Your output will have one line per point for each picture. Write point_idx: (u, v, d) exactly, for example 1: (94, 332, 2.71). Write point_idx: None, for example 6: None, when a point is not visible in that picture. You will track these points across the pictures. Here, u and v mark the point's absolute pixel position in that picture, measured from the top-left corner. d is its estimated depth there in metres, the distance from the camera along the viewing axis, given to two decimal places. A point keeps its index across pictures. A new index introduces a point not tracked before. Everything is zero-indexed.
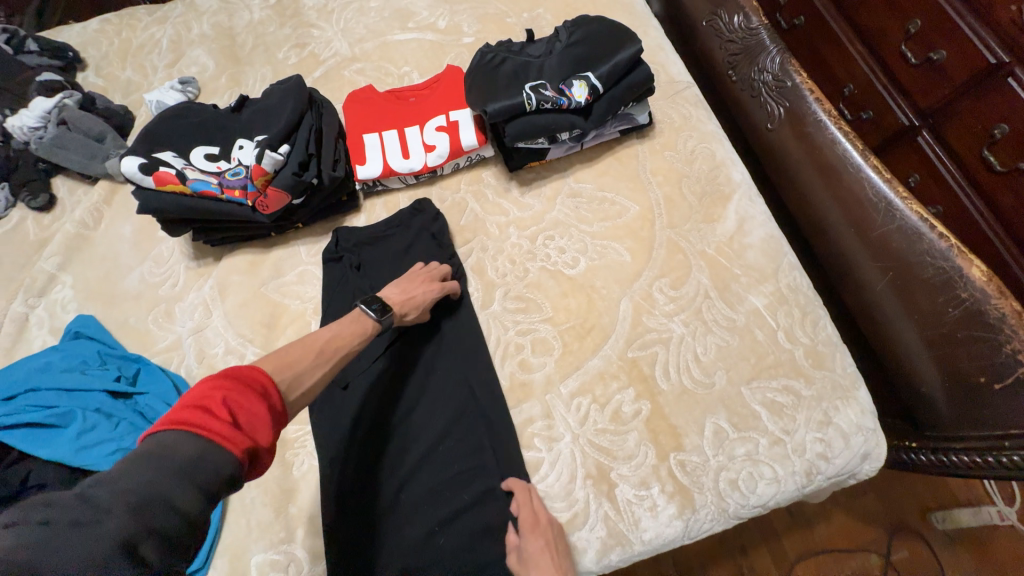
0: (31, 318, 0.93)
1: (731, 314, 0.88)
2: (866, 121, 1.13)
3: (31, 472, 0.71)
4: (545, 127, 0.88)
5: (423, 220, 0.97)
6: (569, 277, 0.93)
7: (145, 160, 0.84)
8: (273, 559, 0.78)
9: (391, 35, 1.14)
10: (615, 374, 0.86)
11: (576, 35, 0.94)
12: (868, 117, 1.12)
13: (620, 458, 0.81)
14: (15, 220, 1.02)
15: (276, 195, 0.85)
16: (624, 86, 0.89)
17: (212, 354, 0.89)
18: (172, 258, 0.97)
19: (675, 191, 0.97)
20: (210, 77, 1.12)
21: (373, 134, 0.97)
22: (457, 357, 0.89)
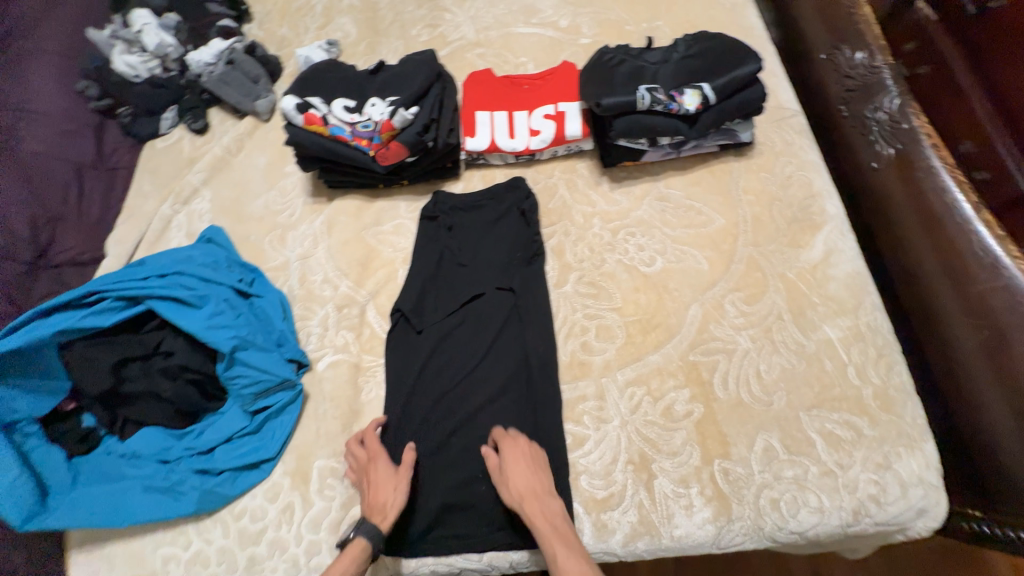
0: (174, 220, 1.09)
1: (803, 339, 0.88)
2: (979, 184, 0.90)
3: (164, 339, 0.87)
4: (651, 128, 0.93)
5: (515, 198, 1.03)
6: (643, 274, 0.96)
7: (300, 101, 0.98)
8: (333, 467, 0.86)
9: (515, 27, 1.24)
10: (673, 373, 0.88)
11: (694, 48, 0.98)
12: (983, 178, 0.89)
13: (664, 453, 0.83)
14: (175, 137, 1.19)
15: (397, 150, 0.95)
16: (734, 101, 0.92)
17: (312, 280, 1.01)
18: (294, 192, 1.10)
19: (765, 212, 0.98)
20: (351, 42, 1.26)
21: (486, 112, 1.06)
22: (524, 326, 0.93)
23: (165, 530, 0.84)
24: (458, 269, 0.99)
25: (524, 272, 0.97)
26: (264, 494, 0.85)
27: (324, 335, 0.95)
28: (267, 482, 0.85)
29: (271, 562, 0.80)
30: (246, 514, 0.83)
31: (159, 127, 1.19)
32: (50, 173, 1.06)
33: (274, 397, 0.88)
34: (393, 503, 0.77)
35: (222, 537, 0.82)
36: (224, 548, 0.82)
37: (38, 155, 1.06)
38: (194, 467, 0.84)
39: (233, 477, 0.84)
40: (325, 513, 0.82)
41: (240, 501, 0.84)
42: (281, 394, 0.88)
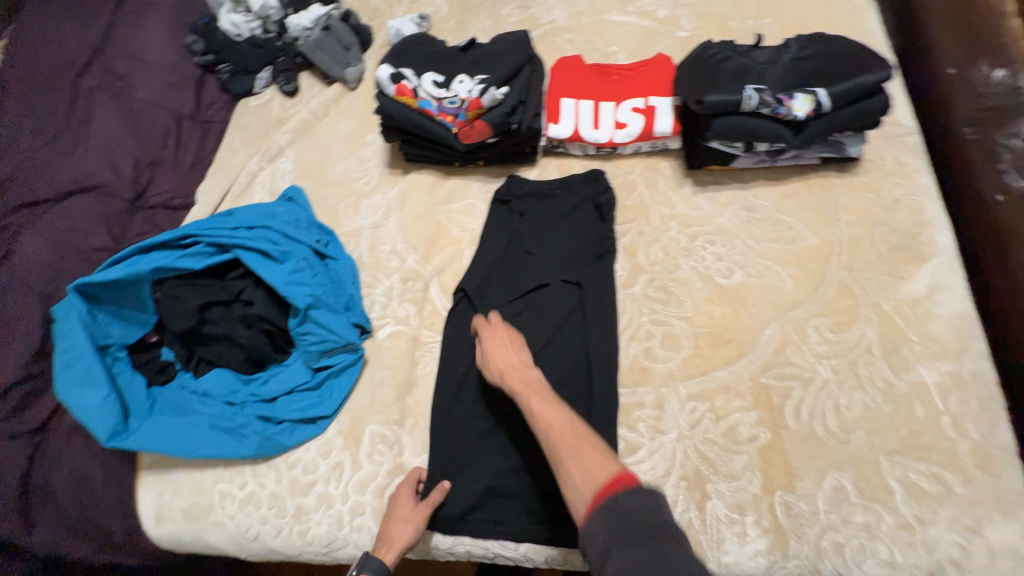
0: (258, 176, 1.14)
1: (892, 378, 0.80)
2: None
3: (244, 289, 0.91)
4: (751, 131, 0.88)
5: (593, 190, 1.00)
6: (719, 285, 0.91)
7: (394, 72, 0.99)
8: (384, 434, 0.88)
9: (610, 15, 1.19)
10: (740, 393, 0.83)
11: (810, 49, 0.90)
12: None
13: (721, 474, 0.79)
14: (267, 97, 1.24)
15: (480, 129, 0.95)
16: (849, 112, 0.85)
17: (381, 249, 1.02)
18: (372, 161, 1.12)
19: (864, 235, 0.90)
20: (441, 18, 1.25)
21: (572, 99, 1.03)
22: (586, 324, 0.90)
23: (225, 467, 0.89)
24: (525, 257, 0.98)
25: (593, 268, 0.94)
26: (317, 449, 0.88)
27: (388, 304, 0.97)
28: (320, 438, 0.89)
29: (317, 514, 0.84)
30: (299, 465, 0.87)
31: (254, 86, 1.24)
32: (153, 120, 1.14)
33: (336, 358, 0.91)
34: (400, 540, 0.75)
35: (276, 483, 0.86)
36: (276, 493, 0.86)
37: (146, 103, 1.14)
38: (258, 412, 0.89)
39: (291, 428, 0.88)
40: (372, 477, 0.85)
41: (294, 451, 0.88)
42: (343, 356, 0.91)
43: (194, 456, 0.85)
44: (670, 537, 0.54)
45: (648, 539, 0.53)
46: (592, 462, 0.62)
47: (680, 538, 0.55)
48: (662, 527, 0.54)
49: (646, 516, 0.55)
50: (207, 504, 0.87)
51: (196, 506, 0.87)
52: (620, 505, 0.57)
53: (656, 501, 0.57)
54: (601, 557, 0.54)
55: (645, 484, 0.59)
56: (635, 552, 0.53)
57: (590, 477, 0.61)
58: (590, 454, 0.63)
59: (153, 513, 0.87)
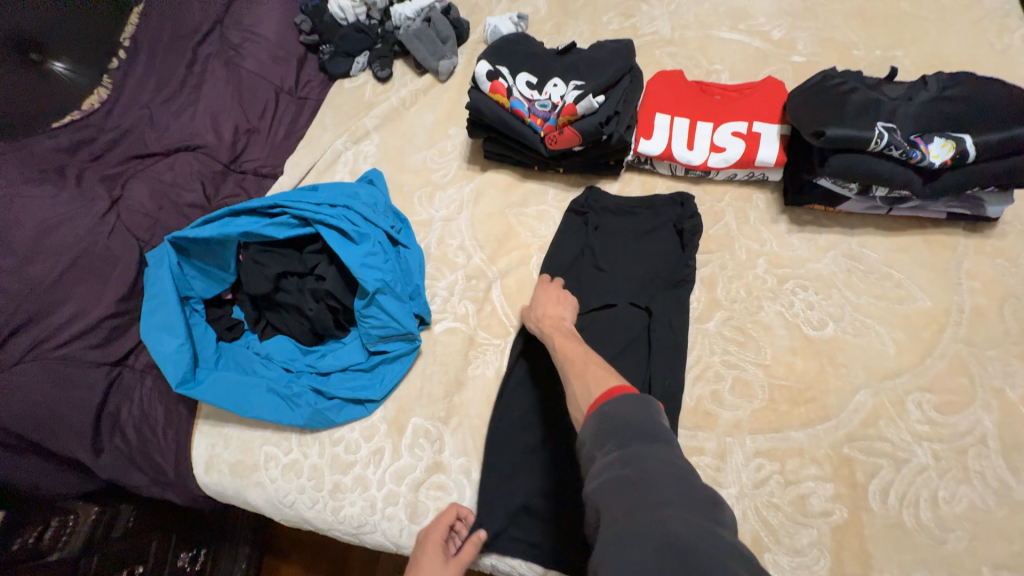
0: (342, 156, 1.18)
1: (1009, 479, 0.69)
2: None
3: (319, 264, 0.92)
4: (874, 174, 0.79)
5: (679, 213, 0.94)
6: (806, 336, 0.83)
7: (491, 68, 0.98)
8: (427, 429, 0.87)
9: (718, 31, 1.12)
10: (817, 460, 0.74)
11: (955, 89, 0.79)
12: None
13: (784, 547, 0.71)
14: (360, 81, 1.28)
15: (570, 136, 0.91)
16: (995, 168, 0.75)
17: (449, 243, 1.02)
18: (451, 154, 1.12)
19: (992, 307, 0.79)
20: (539, 18, 1.23)
21: (668, 115, 0.97)
22: (651, 354, 0.85)
23: (274, 431, 0.92)
24: (594, 273, 0.94)
25: (665, 296, 0.89)
26: (361, 431, 0.88)
27: (448, 300, 0.97)
28: (366, 420, 0.89)
29: (352, 495, 0.84)
30: (342, 443, 0.88)
31: (350, 69, 1.28)
32: (256, 90, 1.20)
33: (392, 345, 0.91)
34: None
35: (318, 456, 0.88)
36: (317, 467, 0.87)
37: (252, 74, 1.21)
38: (312, 384, 0.90)
39: (340, 406, 0.89)
40: (410, 470, 0.84)
41: (340, 429, 0.89)
42: (400, 344, 0.90)
43: (248, 416, 0.88)
44: (661, 438, 0.53)
45: (628, 435, 0.54)
46: (597, 378, 0.67)
47: (673, 444, 0.54)
48: (652, 428, 0.55)
49: (636, 416, 0.56)
50: (253, 463, 0.90)
51: (243, 463, 0.91)
52: (608, 407, 0.59)
53: (645, 404, 0.58)
54: (591, 453, 0.56)
55: (639, 392, 0.60)
56: (623, 445, 0.54)
57: (591, 390, 0.65)
58: (596, 375, 0.67)
59: (205, 460, 0.93)
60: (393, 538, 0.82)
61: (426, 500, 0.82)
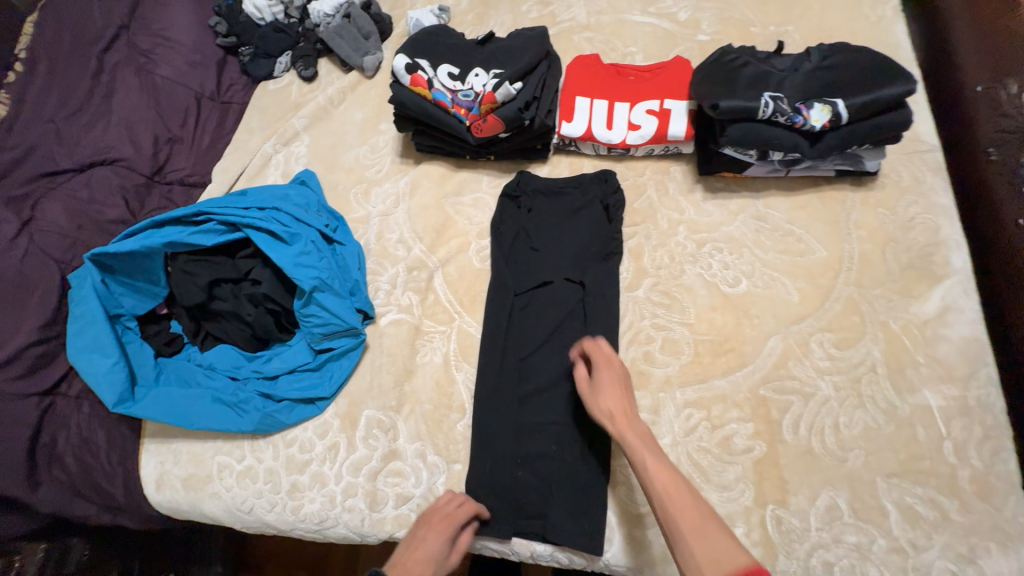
0: (273, 159, 1.16)
1: (896, 400, 0.79)
2: None
3: (253, 269, 0.92)
4: (766, 139, 0.86)
5: (604, 190, 0.99)
6: (724, 294, 0.90)
7: (410, 61, 0.99)
8: (380, 419, 0.89)
9: (630, 15, 1.17)
10: (738, 403, 0.82)
11: (831, 60, 0.88)
12: None
13: (713, 484, 0.78)
14: (285, 81, 1.26)
15: (493, 123, 0.95)
16: (866, 127, 0.84)
17: (388, 238, 1.03)
18: (384, 150, 1.13)
19: (876, 252, 0.88)
20: (460, 10, 1.25)
21: (587, 98, 1.01)
22: (588, 325, 0.90)
23: (225, 440, 0.91)
24: (530, 254, 0.98)
25: (596, 269, 0.94)
26: (314, 429, 0.89)
27: (391, 292, 0.98)
28: (318, 418, 0.90)
29: (311, 493, 0.86)
30: (296, 444, 0.89)
31: (272, 70, 1.25)
32: (174, 97, 1.16)
33: (337, 341, 0.92)
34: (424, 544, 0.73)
35: (272, 459, 0.88)
36: (272, 469, 0.88)
37: (167, 80, 1.16)
38: (259, 389, 0.90)
39: (290, 408, 0.89)
40: (366, 461, 0.86)
41: (292, 430, 0.90)
42: (345, 340, 0.91)
43: (195, 428, 0.87)
44: None
45: None
46: (717, 544, 0.58)
47: None
48: None
49: None
50: (206, 475, 0.90)
51: (195, 476, 0.90)
52: None
53: None
54: None
55: None
56: None
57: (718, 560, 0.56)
58: (714, 536, 0.59)
59: (155, 479, 0.91)
60: (355, 529, 0.84)
61: (385, 488, 0.85)
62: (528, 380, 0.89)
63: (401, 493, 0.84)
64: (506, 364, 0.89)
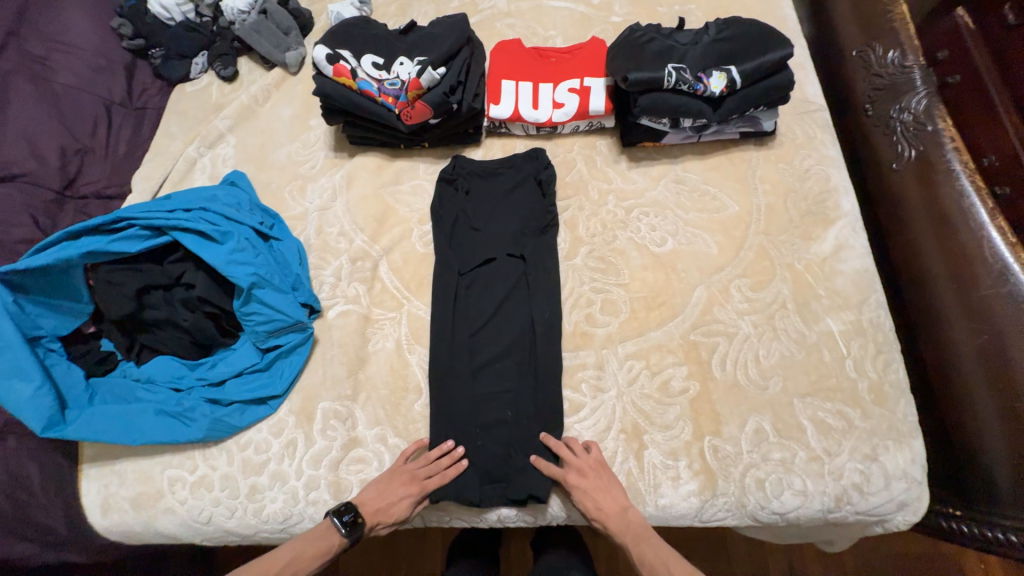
0: (198, 163, 1.12)
1: (804, 329, 0.89)
2: (1001, 202, 0.85)
3: (185, 271, 0.89)
4: (674, 107, 0.94)
5: (534, 167, 1.04)
6: (653, 254, 0.97)
7: (331, 52, 1.00)
8: (337, 409, 0.89)
9: (547, 0, 1.23)
10: (672, 350, 0.89)
11: (725, 32, 0.97)
12: (1002, 195, 0.85)
13: (657, 425, 0.85)
14: (204, 82, 1.21)
15: (422, 109, 0.97)
16: (757, 90, 0.94)
17: (328, 232, 1.03)
18: (316, 145, 1.12)
19: (780, 202, 0.99)
20: (381, 2, 1.25)
21: (512, 80, 1.06)
22: (531, 294, 0.94)
23: (174, 452, 0.88)
24: (471, 233, 1.01)
25: (534, 241, 0.98)
26: (269, 429, 0.88)
27: (337, 285, 0.98)
28: (273, 417, 0.89)
29: (272, 492, 0.85)
30: (251, 445, 0.87)
31: (189, 72, 1.21)
32: (79, 105, 1.09)
33: (285, 337, 0.91)
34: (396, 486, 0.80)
35: (227, 465, 0.87)
36: (228, 475, 0.86)
37: (69, 88, 1.09)
38: (206, 395, 0.88)
39: (240, 410, 0.88)
40: (326, 452, 0.87)
41: (246, 432, 0.88)
42: (292, 335, 0.91)
43: (139, 443, 0.84)
44: None
45: None
46: None
47: None
48: None
49: None
50: (156, 491, 0.86)
51: (146, 493, 0.87)
52: None
53: None
54: None
55: None
56: None
57: None
58: None
59: (100, 504, 0.87)
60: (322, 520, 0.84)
61: (348, 475, 0.85)
62: (480, 353, 0.92)
63: (364, 479, 0.85)
64: (457, 341, 0.92)
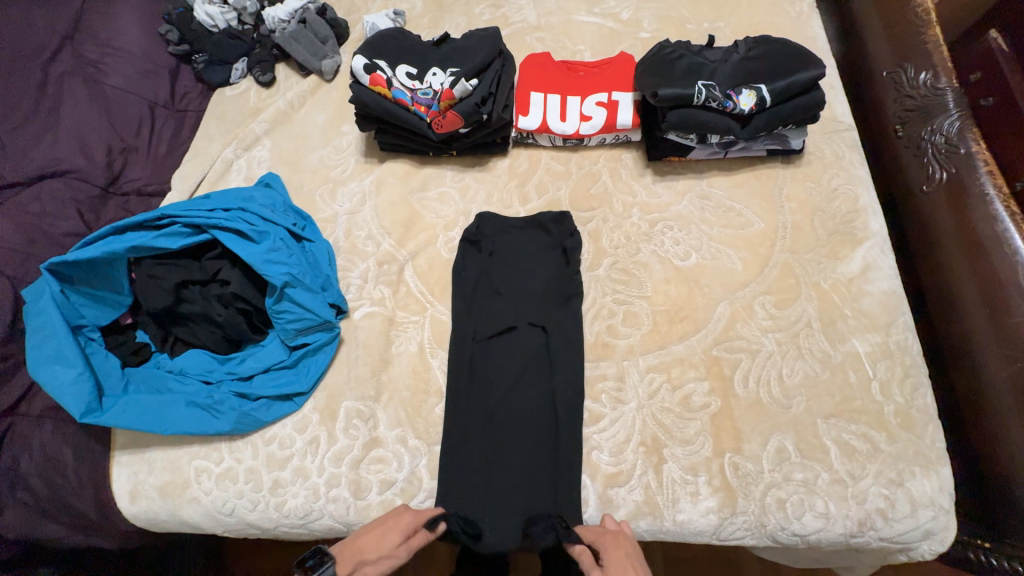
0: (234, 164, 1.16)
1: (829, 349, 0.88)
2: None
3: (221, 269, 0.92)
4: (702, 123, 0.95)
5: (560, 233, 1.02)
6: (676, 267, 0.97)
7: (368, 62, 1.03)
8: (359, 409, 0.91)
9: (577, 15, 1.25)
10: (694, 364, 0.89)
11: (756, 50, 0.98)
12: None
13: (676, 440, 0.85)
14: (243, 87, 1.26)
15: (453, 119, 1.00)
16: (787, 109, 0.94)
17: (357, 235, 1.05)
18: (348, 150, 1.15)
19: (806, 221, 0.98)
20: (415, 14, 1.28)
21: (541, 93, 1.08)
22: (551, 367, 0.92)
23: (201, 444, 0.91)
24: (493, 297, 0.99)
25: (559, 258, 1.00)
26: (293, 425, 0.90)
27: (363, 287, 1.01)
28: (297, 414, 0.91)
29: (294, 487, 0.87)
30: (275, 441, 0.90)
31: (229, 77, 1.25)
32: (126, 107, 1.14)
33: (312, 336, 0.93)
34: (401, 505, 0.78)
35: (252, 458, 0.89)
36: (252, 468, 0.88)
37: (118, 90, 1.14)
38: (234, 389, 0.90)
39: (267, 405, 0.90)
40: (348, 450, 0.88)
41: (271, 427, 0.91)
42: (320, 334, 0.93)
43: (169, 433, 0.86)
44: None
45: None
46: None
47: None
48: None
49: None
50: (183, 481, 0.89)
51: (173, 483, 0.89)
52: None
53: None
54: None
55: None
56: None
57: None
58: None
59: (128, 491, 0.89)
60: (341, 518, 0.85)
61: (368, 475, 0.87)
62: (496, 425, 0.90)
63: (384, 479, 0.86)
64: (476, 413, 0.91)
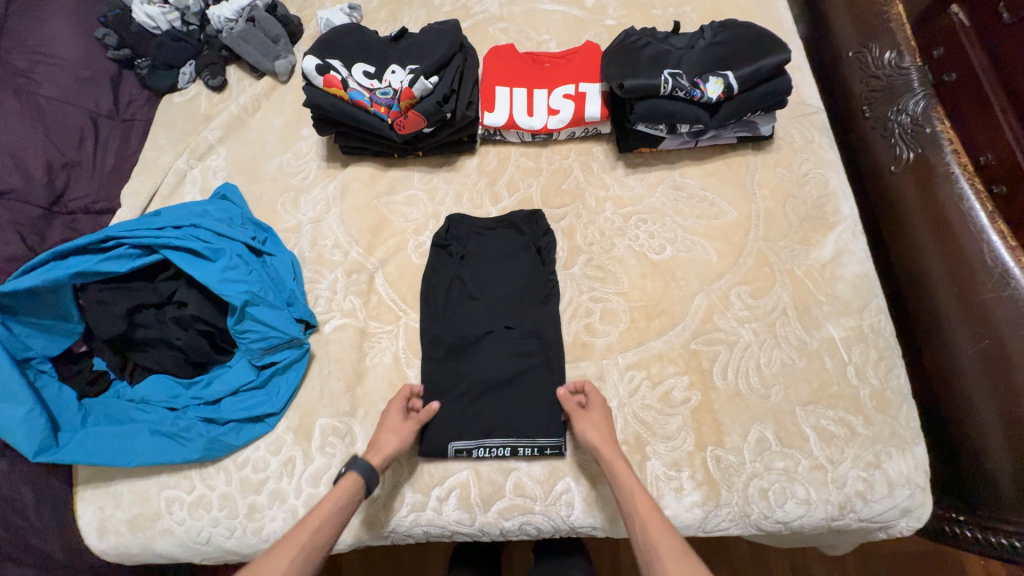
0: (188, 176, 1.10)
1: (805, 336, 0.88)
2: (996, 198, 0.86)
3: (177, 289, 0.88)
4: (670, 113, 0.94)
5: (533, 233, 0.99)
6: (652, 261, 0.96)
7: (321, 62, 0.98)
8: (334, 426, 0.88)
9: (540, 4, 1.21)
10: (673, 359, 0.89)
11: (721, 36, 0.96)
12: (1000, 192, 0.85)
13: (658, 436, 0.84)
14: (192, 93, 1.19)
15: (415, 119, 0.96)
16: (754, 95, 0.93)
17: (322, 244, 1.01)
18: (308, 155, 1.10)
19: (778, 207, 0.98)
20: (372, 8, 1.23)
21: (506, 87, 1.04)
22: (533, 371, 0.89)
23: (170, 473, 0.87)
24: (468, 302, 0.96)
25: (534, 258, 0.98)
26: (267, 447, 0.87)
27: (332, 298, 0.97)
28: (270, 435, 0.88)
29: (270, 511, 0.84)
30: (249, 464, 0.86)
31: (177, 82, 1.18)
32: (64, 118, 1.06)
33: (280, 354, 0.90)
34: None
35: (224, 485, 0.85)
36: (226, 495, 0.85)
37: (53, 100, 1.06)
38: (201, 415, 0.86)
39: (237, 428, 0.87)
40: (325, 469, 0.85)
41: (243, 451, 0.87)
42: (288, 352, 0.90)
43: (134, 464, 0.83)
44: None
45: None
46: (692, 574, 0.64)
47: None
48: None
49: None
50: (153, 513, 0.85)
51: (142, 516, 0.85)
52: None
53: None
54: None
55: None
56: None
57: None
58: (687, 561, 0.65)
59: (95, 528, 0.85)
60: None
61: None
62: (485, 436, 0.86)
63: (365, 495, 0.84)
64: (464, 428, 0.86)
